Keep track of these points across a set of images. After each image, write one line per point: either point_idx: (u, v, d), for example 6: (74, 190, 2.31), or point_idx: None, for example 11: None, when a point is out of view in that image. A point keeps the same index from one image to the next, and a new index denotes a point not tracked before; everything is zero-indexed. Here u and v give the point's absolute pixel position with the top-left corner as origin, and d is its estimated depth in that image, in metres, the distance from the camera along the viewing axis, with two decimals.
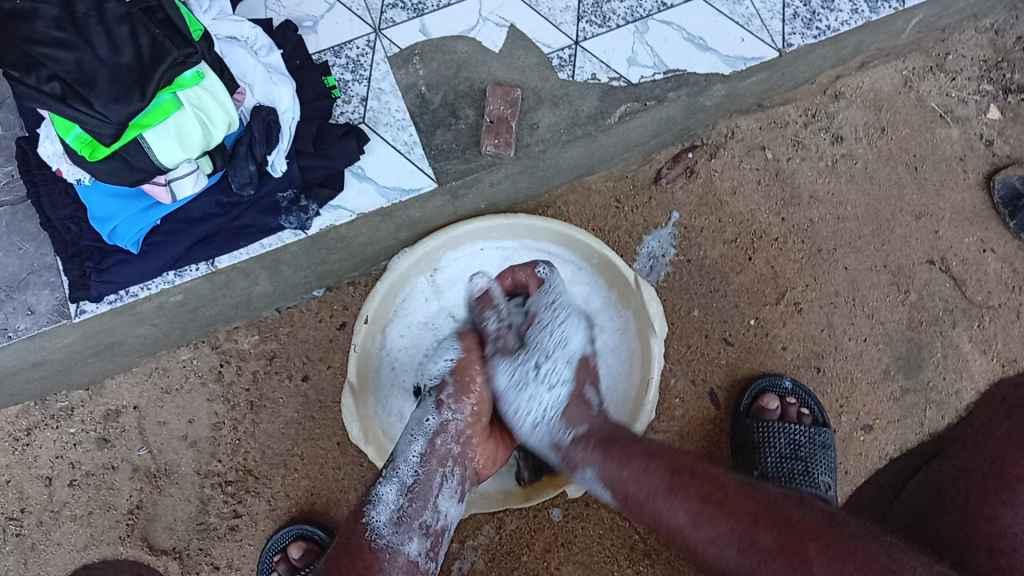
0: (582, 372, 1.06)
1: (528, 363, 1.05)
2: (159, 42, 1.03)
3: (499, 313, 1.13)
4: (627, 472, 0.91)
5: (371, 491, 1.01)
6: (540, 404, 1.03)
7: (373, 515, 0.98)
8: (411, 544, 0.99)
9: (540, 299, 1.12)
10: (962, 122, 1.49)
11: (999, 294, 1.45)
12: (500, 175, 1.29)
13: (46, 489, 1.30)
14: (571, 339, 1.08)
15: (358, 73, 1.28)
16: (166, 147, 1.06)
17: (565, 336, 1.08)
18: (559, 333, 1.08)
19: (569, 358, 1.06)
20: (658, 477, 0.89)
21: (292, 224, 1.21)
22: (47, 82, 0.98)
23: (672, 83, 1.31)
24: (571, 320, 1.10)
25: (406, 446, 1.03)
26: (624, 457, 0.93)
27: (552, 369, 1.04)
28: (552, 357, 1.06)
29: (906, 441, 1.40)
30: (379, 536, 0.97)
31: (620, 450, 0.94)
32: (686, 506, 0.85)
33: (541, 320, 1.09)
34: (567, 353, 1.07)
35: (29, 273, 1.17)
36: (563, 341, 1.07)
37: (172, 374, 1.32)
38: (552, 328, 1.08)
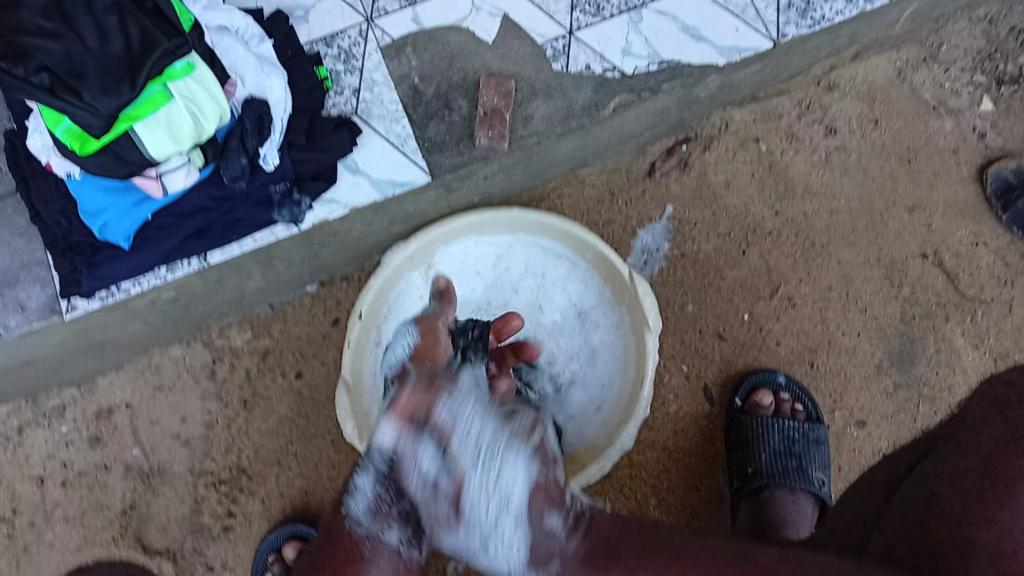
0: (535, 505, 0.92)
1: (473, 537, 0.93)
2: (148, 33, 1.02)
3: (415, 474, 0.90)
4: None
5: (347, 481, 0.92)
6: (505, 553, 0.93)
7: (349, 505, 0.91)
8: (393, 532, 0.90)
9: (464, 456, 0.92)
10: (955, 114, 1.49)
11: (992, 288, 1.45)
12: (494, 168, 1.29)
13: (37, 489, 1.29)
14: (512, 492, 0.91)
15: (350, 63, 1.26)
16: (156, 139, 1.04)
17: (505, 491, 0.91)
18: (497, 494, 0.91)
19: (516, 511, 0.92)
20: (630, 544, 0.91)
21: (285, 218, 1.20)
22: (35, 73, 0.97)
23: (666, 74, 1.30)
24: (505, 461, 0.92)
25: (378, 430, 0.92)
26: (608, 568, 0.90)
27: (501, 541, 0.92)
28: (495, 517, 0.92)
29: (899, 436, 1.40)
30: (356, 525, 0.89)
31: (603, 554, 0.90)
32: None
33: (473, 480, 0.91)
34: (512, 507, 0.92)
35: (19, 270, 1.16)
36: (504, 492, 0.91)
37: (165, 371, 1.31)
38: (487, 490, 0.91)
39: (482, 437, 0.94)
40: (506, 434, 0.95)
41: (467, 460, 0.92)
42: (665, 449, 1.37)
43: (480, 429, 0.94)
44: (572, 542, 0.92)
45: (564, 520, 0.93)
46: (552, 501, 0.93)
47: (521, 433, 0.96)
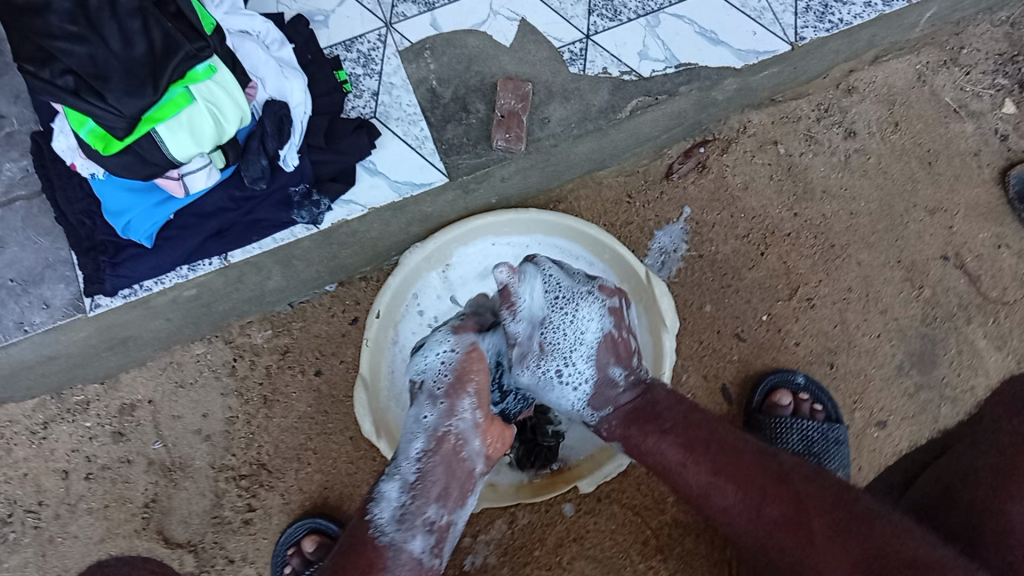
0: (600, 357, 1.06)
1: (551, 368, 1.06)
2: (171, 35, 1.03)
3: (511, 322, 1.04)
4: (648, 444, 1.00)
5: (374, 489, 0.96)
6: (574, 382, 1.06)
7: (376, 512, 0.94)
8: (416, 542, 0.93)
9: (546, 299, 1.06)
10: (977, 117, 1.48)
11: (1015, 290, 1.44)
12: (511, 170, 1.29)
13: (62, 482, 1.30)
14: (586, 330, 1.06)
15: (370, 67, 1.28)
16: (178, 140, 1.06)
17: (579, 330, 1.06)
18: (573, 330, 1.06)
19: (589, 354, 1.06)
20: (675, 447, 0.97)
21: (304, 219, 1.21)
22: (61, 76, 0.99)
23: (683, 76, 1.30)
24: (580, 306, 1.06)
25: (408, 445, 0.98)
26: (647, 427, 1.01)
27: (574, 373, 1.06)
28: (569, 359, 1.06)
29: (920, 437, 1.39)
30: (383, 534, 0.93)
31: (651, 413, 1.02)
32: (702, 472, 0.95)
33: (556, 322, 1.06)
34: (585, 344, 1.06)
35: (44, 267, 1.18)
36: (580, 335, 1.06)
37: (185, 368, 1.32)
38: (564, 328, 1.05)
39: (559, 282, 1.07)
40: (589, 284, 1.07)
41: (548, 302, 1.06)
42: None
43: (560, 284, 1.07)
44: (627, 394, 1.06)
45: (625, 373, 1.06)
46: (617, 355, 1.06)
47: (600, 283, 1.08)
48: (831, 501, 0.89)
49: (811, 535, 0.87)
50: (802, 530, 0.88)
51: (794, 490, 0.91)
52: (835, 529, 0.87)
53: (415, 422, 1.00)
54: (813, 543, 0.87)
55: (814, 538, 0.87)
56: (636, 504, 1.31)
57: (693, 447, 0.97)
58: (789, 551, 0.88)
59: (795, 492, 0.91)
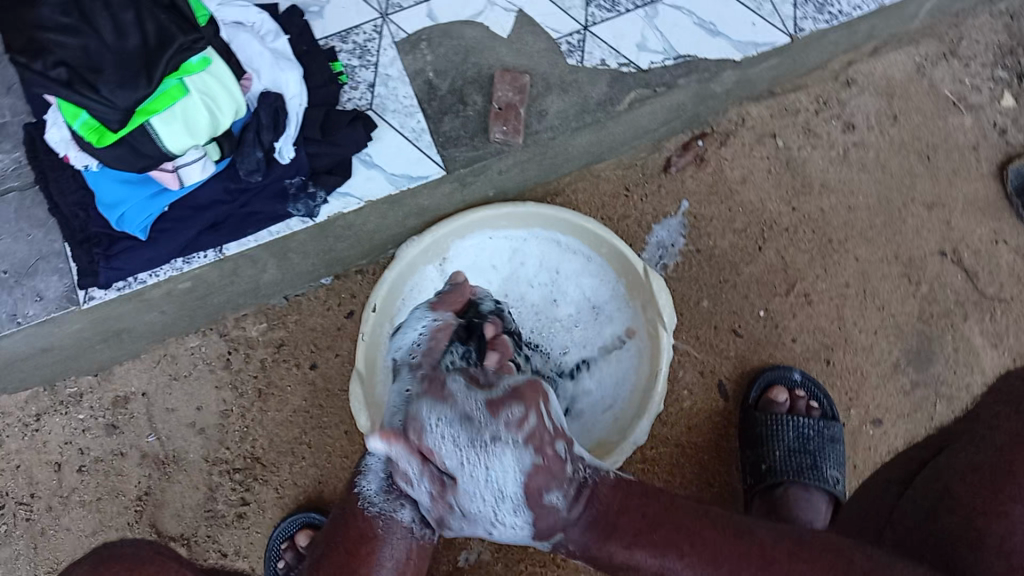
0: (533, 482, 0.96)
1: (481, 518, 0.98)
2: (165, 29, 1.02)
3: (413, 483, 0.97)
4: (621, 553, 0.90)
5: (362, 462, 1.03)
6: (511, 522, 0.98)
7: (364, 484, 1.00)
8: (403, 511, 0.98)
9: (450, 458, 0.96)
10: (976, 110, 1.48)
11: (1013, 286, 1.43)
12: (508, 163, 1.28)
13: (55, 475, 1.30)
14: (505, 484, 0.96)
15: (366, 58, 1.26)
16: (173, 133, 1.04)
17: (499, 484, 0.96)
18: (491, 487, 0.96)
19: (512, 505, 0.97)
20: (643, 548, 0.89)
21: (300, 212, 1.20)
22: (53, 68, 0.97)
23: (682, 69, 1.29)
24: (490, 461, 0.96)
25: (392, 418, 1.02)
26: (609, 541, 0.91)
27: (508, 520, 0.98)
28: (491, 510, 0.97)
29: (914, 434, 1.39)
30: (371, 504, 0.98)
31: (608, 525, 0.93)
32: (684, 569, 0.87)
33: (464, 485, 0.97)
34: (507, 497, 0.97)
35: (37, 259, 1.17)
36: (493, 484, 0.96)
37: (180, 361, 1.32)
38: (482, 487, 0.96)
39: (462, 436, 0.97)
40: (495, 424, 0.97)
41: (456, 460, 0.96)
42: (679, 444, 1.36)
43: (453, 439, 0.96)
44: (573, 512, 0.95)
45: (564, 494, 0.95)
46: (552, 478, 0.96)
47: (502, 422, 0.97)
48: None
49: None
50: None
51: (785, 573, 0.83)
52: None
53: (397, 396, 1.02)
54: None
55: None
56: None
57: (665, 551, 0.88)
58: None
59: (780, 572, 0.84)
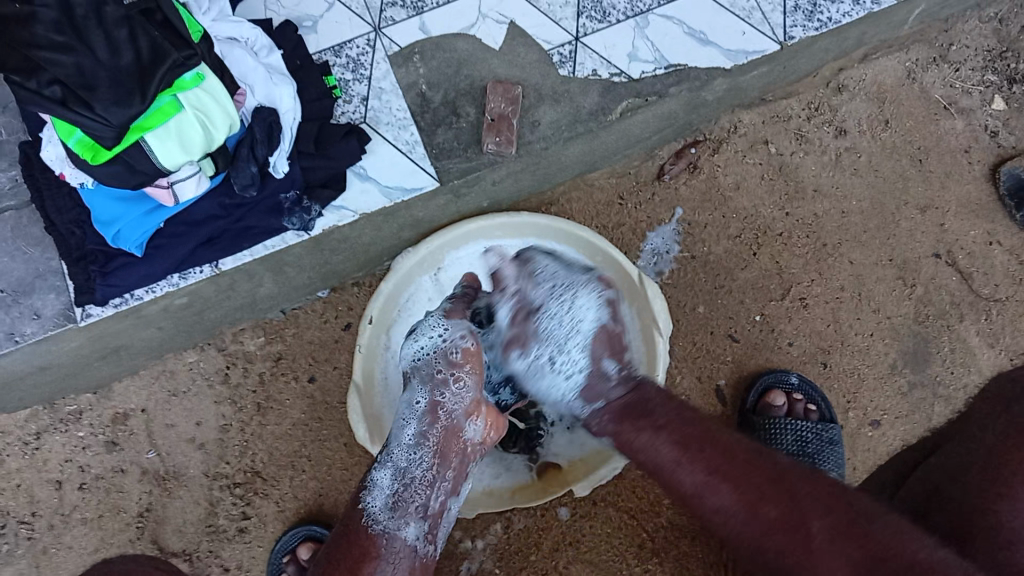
0: (595, 348, 1.00)
1: (541, 355, 1.02)
2: (158, 44, 1.03)
3: (503, 302, 1.06)
4: (640, 440, 0.92)
5: (368, 478, 1.01)
6: (563, 377, 1.01)
7: (369, 500, 0.99)
8: (409, 528, 0.98)
9: (540, 288, 1.03)
10: (967, 113, 1.48)
11: (1007, 287, 1.44)
12: (501, 174, 1.29)
13: (56, 493, 1.30)
14: (580, 321, 1.01)
15: (359, 73, 1.27)
16: (167, 149, 1.05)
17: (573, 319, 1.01)
18: (567, 320, 1.01)
19: (582, 342, 1.00)
20: (667, 446, 0.90)
21: (295, 225, 1.21)
22: (47, 86, 0.98)
23: (672, 78, 1.30)
24: (577, 295, 1.02)
25: (400, 431, 1.01)
26: (636, 425, 0.94)
27: (567, 361, 1.00)
28: (562, 347, 1.01)
29: (914, 435, 1.40)
30: (377, 522, 0.98)
31: (639, 413, 0.95)
32: (695, 470, 0.88)
33: (548, 309, 1.02)
34: (579, 334, 1.01)
35: (35, 277, 1.17)
36: (573, 321, 1.01)
37: (179, 377, 1.31)
38: (558, 316, 1.01)
39: (558, 274, 1.04)
40: (587, 276, 1.04)
41: (543, 287, 1.03)
42: None
43: (556, 274, 1.04)
44: (620, 389, 0.99)
45: (619, 368, 1.00)
46: (613, 349, 1.01)
47: (597, 276, 1.04)
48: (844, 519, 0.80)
49: (810, 538, 0.80)
50: (803, 533, 0.81)
51: (791, 491, 0.84)
52: (841, 533, 0.79)
53: (407, 406, 1.01)
54: (811, 547, 0.80)
55: (812, 540, 0.80)
56: (631, 507, 1.30)
57: (688, 444, 0.89)
58: (787, 547, 0.81)
59: (788, 491, 0.84)
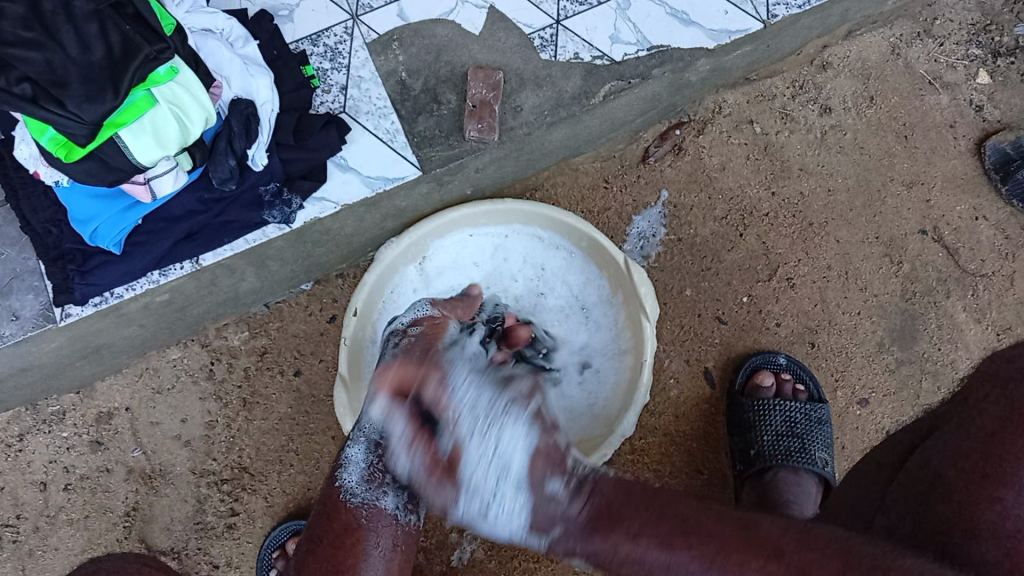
0: (535, 473, 0.80)
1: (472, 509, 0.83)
2: (130, 39, 1.02)
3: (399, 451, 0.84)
4: (607, 540, 0.73)
5: (341, 454, 0.96)
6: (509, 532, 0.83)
7: (344, 477, 0.94)
8: (387, 499, 0.93)
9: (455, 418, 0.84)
10: (951, 88, 1.47)
11: (993, 262, 1.44)
12: (484, 161, 1.28)
13: (41, 494, 1.30)
14: (509, 458, 0.81)
15: (337, 61, 1.25)
16: (142, 145, 1.04)
17: (502, 452, 0.81)
18: (492, 460, 0.80)
19: (513, 473, 0.81)
20: (642, 537, 0.71)
21: (277, 218, 1.19)
22: (18, 84, 0.96)
23: (655, 59, 1.28)
24: (501, 428, 0.83)
25: (369, 405, 0.96)
26: (614, 533, 0.73)
27: (499, 507, 0.81)
28: (491, 490, 0.81)
29: (902, 414, 1.40)
30: (353, 496, 0.93)
31: (607, 519, 0.74)
32: (691, 561, 0.69)
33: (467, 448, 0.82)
34: (506, 468, 0.81)
35: (11, 279, 1.16)
36: (497, 458, 0.81)
37: (162, 373, 1.31)
38: (482, 460, 0.81)
39: (480, 405, 0.86)
40: (501, 399, 0.86)
41: (461, 423, 0.84)
42: (667, 433, 1.37)
43: (473, 398, 0.86)
44: (578, 501, 0.77)
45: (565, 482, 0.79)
46: (552, 462, 0.81)
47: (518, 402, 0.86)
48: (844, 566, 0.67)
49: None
50: None
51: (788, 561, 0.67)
52: None
53: (377, 381, 0.98)
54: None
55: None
56: None
57: (672, 542, 0.70)
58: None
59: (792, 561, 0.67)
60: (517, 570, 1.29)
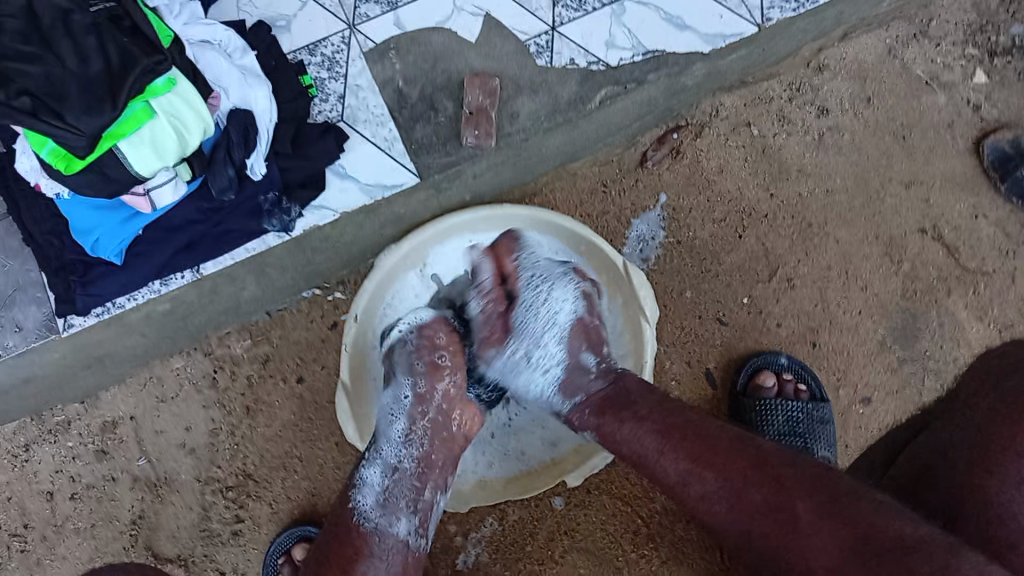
0: (572, 341, 1.08)
1: (519, 351, 1.09)
2: (128, 51, 1.02)
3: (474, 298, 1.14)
4: (622, 430, 0.98)
5: (356, 476, 1.02)
6: (544, 376, 1.08)
7: (359, 499, 1.00)
8: (400, 525, 0.99)
9: (521, 275, 1.10)
10: (948, 88, 1.47)
11: (993, 260, 1.44)
12: (482, 166, 1.28)
13: (48, 504, 1.30)
14: (558, 314, 1.08)
15: (335, 70, 1.26)
16: (142, 156, 1.04)
17: (551, 304, 1.08)
18: (546, 310, 1.08)
19: (558, 331, 1.08)
20: (649, 438, 0.95)
21: (276, 227, 1.21)
22: (17, 97, 0.97)
23: (651, 64, 1.30)
24: (556, 288, 1.09)
25: (388, 428, 1.02)
26: (622, 413, 1.00)
27: (545, 355, 1.07)
28: (540, 342, 1.08)
29: (904, 412, 1.40)
30: (367, 519, 0.98)
31: (614, 404, 1.02)
32: (680, 461, 0.92)
33: (525, 300, 1.09)
34: (555, 325, 1.08)
35: (14, 290, 1.18)
36: (548, 316, 1.08)
37: (166, 382, 1.31)
38: (537, 307, 1.08)
39: (540, 266, 1.11)
40: (559, 269, 1.10)
41: (524, 277, 1.10)
42: None
43: (538, 264, 1.11)
44: (600, 378, 1.06)
45: (597, 361, 1.08)
46: (588, 338, 1.09)
47: (573, 268, 1.11)
48: (851, 544, 0.79)
49: (795, 520, 0.83)
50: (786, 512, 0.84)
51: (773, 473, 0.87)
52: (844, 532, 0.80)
53: (393, 402, 1.03)
54: (798, 529, 0.82)
55: (798, 519, 0.83)
56: (625, 493, 1.30)
57: (669, 447, 0.94)
58: (766, 533, 0.84)
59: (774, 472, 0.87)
60: (523, 573, 1.28)
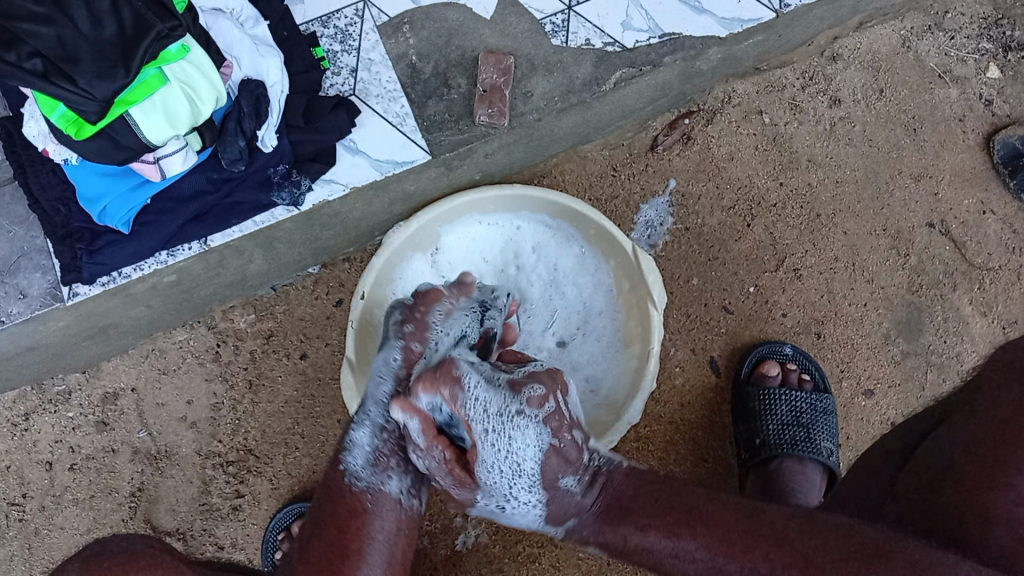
0: (550, 466, 0.91)
1: (494, 501, 0.95)
2: (141, 16, 1.00)
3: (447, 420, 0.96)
4: None
5: (346, 438, 0.96)
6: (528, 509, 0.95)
7: (349, 459, 0.94)
8: (391, 482, 0.93)
9: (474, 423, 0.90)
10: (961, 81, 1.47)
11: (1000, 256, 1.44)
12: (494, 146, 1.28)
13: (46, 473, 1.30)
14: (523, 460, 0.91)
15: (347, 44, 1.24)
16: (152, 125, 1.03)
17: (513, 462, 0.91)
18: (509, 462, 0.91)
19: (529, 477, 0.92)
20: None
21: (285, 200, 1.19)
22: (28, 59, 0.96)
23: (667, 47, 1.27)
24: (510, 435, 0.90)
25: (374, 389, 0.98)
26: (623, 525, 0.89)
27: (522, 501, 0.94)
28: (513, 487, 0.93)
29: (908, 404, 1.40)
30: (357, 478, 0.93)
31: None
32: None
33: (487, 460, 0.91)
34: (524, 473, 0.92)
35: (19, 257, 1.16)
36: (517, 465, 0.91)
37: (168, 355, 1.31)
38: (499, 461, 0.91)
39: (492, 407, 0.91)
40: (518, 399, 0.91)
41: (474, 429, 0.90)
42: (672, 421, 1.37)
43: (483, 411, 0.91)
44: (589, 492, 0.93)
45: (578, 477, 0.93)
46: (566, 461, 0.92)
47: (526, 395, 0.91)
48: None
49: None
50: None
51: None
52: None
53: (380, 365, 0.98)
54: None
55: None
56: None
57: (679, 532, 0.85)
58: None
59: None
60: (521, 555, 1.30)
